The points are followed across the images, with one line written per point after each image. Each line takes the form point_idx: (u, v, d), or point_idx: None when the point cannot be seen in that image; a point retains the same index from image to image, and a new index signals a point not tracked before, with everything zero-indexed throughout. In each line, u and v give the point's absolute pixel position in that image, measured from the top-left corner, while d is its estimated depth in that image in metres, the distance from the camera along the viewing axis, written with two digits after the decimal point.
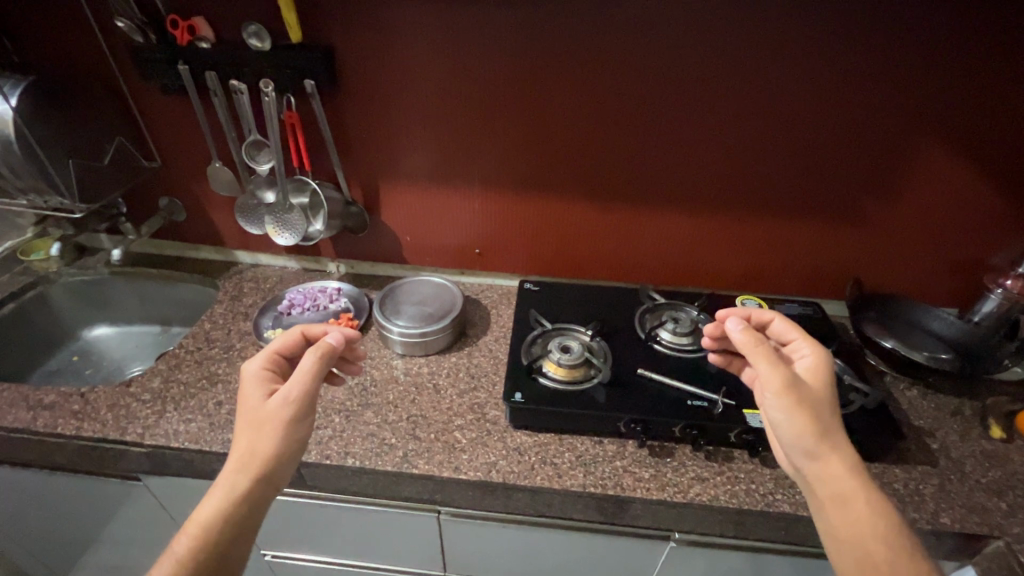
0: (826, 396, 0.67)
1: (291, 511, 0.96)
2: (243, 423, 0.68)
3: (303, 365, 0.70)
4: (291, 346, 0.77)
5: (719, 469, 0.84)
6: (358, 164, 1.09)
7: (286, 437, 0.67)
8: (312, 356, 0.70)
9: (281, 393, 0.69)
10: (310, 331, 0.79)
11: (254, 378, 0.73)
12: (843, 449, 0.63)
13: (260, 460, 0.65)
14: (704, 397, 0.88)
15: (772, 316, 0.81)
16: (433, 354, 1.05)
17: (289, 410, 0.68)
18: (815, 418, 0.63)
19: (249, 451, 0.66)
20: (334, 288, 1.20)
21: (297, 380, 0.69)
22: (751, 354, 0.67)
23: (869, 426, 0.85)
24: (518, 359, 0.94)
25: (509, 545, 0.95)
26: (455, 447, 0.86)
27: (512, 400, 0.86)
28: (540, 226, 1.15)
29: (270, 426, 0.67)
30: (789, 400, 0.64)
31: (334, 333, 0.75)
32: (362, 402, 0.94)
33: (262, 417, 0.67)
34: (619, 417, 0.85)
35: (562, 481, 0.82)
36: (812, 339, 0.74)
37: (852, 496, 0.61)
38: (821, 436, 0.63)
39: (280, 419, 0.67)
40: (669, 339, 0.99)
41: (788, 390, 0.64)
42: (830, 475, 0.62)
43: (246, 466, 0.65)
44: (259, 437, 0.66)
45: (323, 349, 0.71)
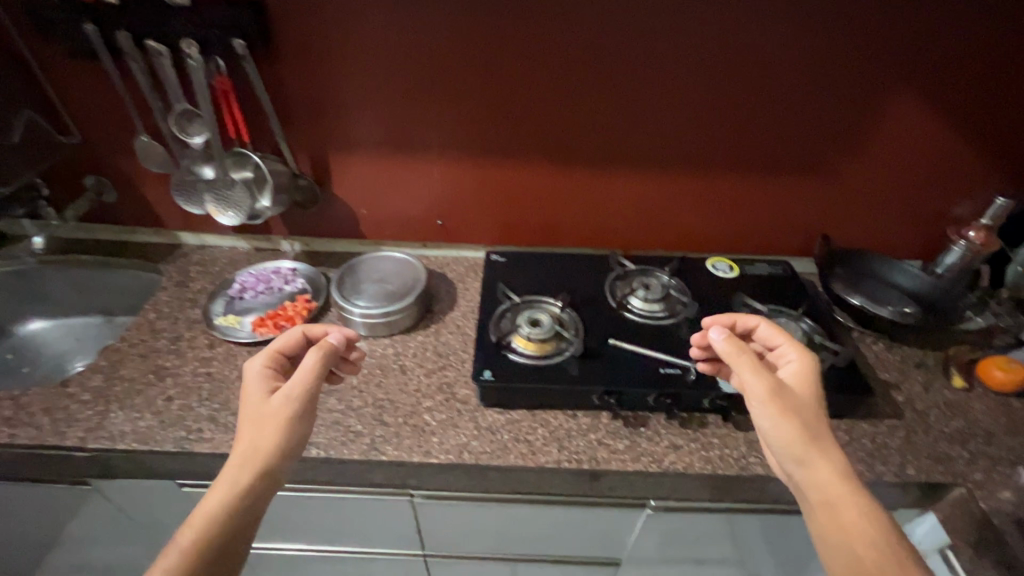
0: (812, 402, 0.66)
1: None
2: (244, 420, 0.64)
3: (302, 367, 0.67)
4: (293, 346, 0.73)
5: (694, 435, 0.84)
6: (304, 134, 1.00)
7: (288, 433, 0.63)
8: (313, 354, 0.67)
9: (283, 391, 0.65)
10: (312, 332, 0.75)
11: (256, 380, 0.68)
12: (834, 454, 0.61)
13: (263, 455, 0.61)
14: (676, 364, 0.86)
15: (759, 321, 0.79)
16: (399, 333, 1.00)
17: (292, 406, 0.64)
18: (803, 424, 0.62)
19: (252, 447, 0.61)
20: (289, 268, 1.12)
21: (298, 377, 0.66)
22: (736, 362, 0.67)
23: (840, 384, 0.85)
24: (486, 336, 0.90)
25: (486, 521, 0.94)
26: (426, 430, 0.83)
27: (482, 378, 0.83)
28: (506, 194, 1.09)
29: (272, 422, 0.63)
30: (775, 408, 0.63)
31: (334, 332, 0.74)
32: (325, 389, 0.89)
33: (263, 413, 0.64)
34: (592, 390, 0.83)
35: (536, 458, 0.80)
36: (798, 345, 0.73)
37: (841, 500, 0.59)
38: (808, 441, 0.62)
39: (283, 414, 0.63)
40: (641, 307, 0.96)
41: (774, 397, 0.64)
42: (821, 481, 0.60)
43: (249, 460, 0.60)
44: (261, 432, 0.62)
45: (325, 349, 0.68)
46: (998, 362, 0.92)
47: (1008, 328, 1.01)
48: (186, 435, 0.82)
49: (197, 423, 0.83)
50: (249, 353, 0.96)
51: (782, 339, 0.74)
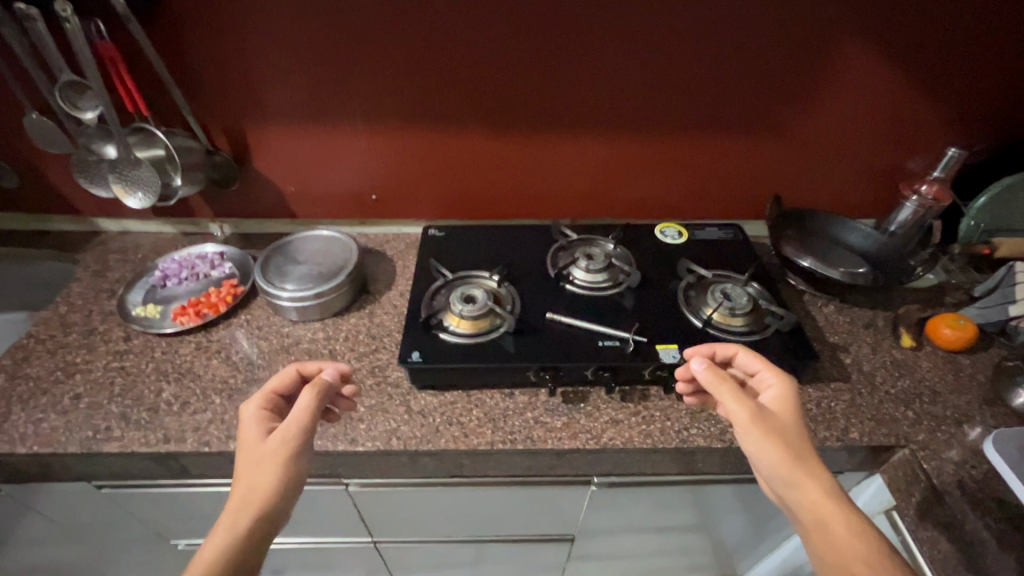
0: (796, 427, 0.63)
1: (184, 500, 0.87)
2: (241, 463, 0.58)
3: (297, 405, 0.62)
4: (288, 384, 0.68)
5: (635, 409, 0.80)
6: (213, 105, 0.93)
7: (287, 472, 0.57)
8: (310, 392, 0.62)
9: (279, 430, 0.60)
10: (305, 370, 0.70)
11: (251, 421, 0.63)
12: (823, 476, 0.58)
13: (260, 497, 0.55)
14: (615, 336, 0.82)
15: (737, 350, 0.73)
16: (331, 316, 0.95)
17: (289, 445, 0.59)
18: (787, 445, 0.60)
19: (250, 491, 0.56)
20: (215, 252, 1.05)
21: (295, 416, 0.61)
22: (717, 391, 0.64)
23: (785, 349, 0.81)
24: (416, 316, 0.85)
25: (429, 504, 0.91)
26: (354, 417, 0.79)
27: (408, 361, 0.78)
28: (442, 164, 1.03)
29: (268, 463, 0.57)
30: (759, 431, 0.60)
31: (326, 369, 0.69)
32: (248, 379, 0.84)
33: (260, 454, 0.58)
34: (528, 366, 0.79)
35: (469, 441, 0.76)
36: (778, 370, 0.69)
37: (831, 519, 0.56)
38: (795, 462, 0.59)
39: (281, 454, 0.58)
40: (583, 278, 0.91)
41: (756, 421, 0.61)
42: (813, 504, 0.57)
43: (247, 504, 0.55)
44: (258, 473, 0.56)
45: (320, 387, 0.64)
46: (947, 320, 0.89)
47: (959, 285, 1.00)
48: (94, 434, 0.76)
49: (107, 421, 0.78)
50: (168, 344, 0.90)
51: (762, 366, 0.71)
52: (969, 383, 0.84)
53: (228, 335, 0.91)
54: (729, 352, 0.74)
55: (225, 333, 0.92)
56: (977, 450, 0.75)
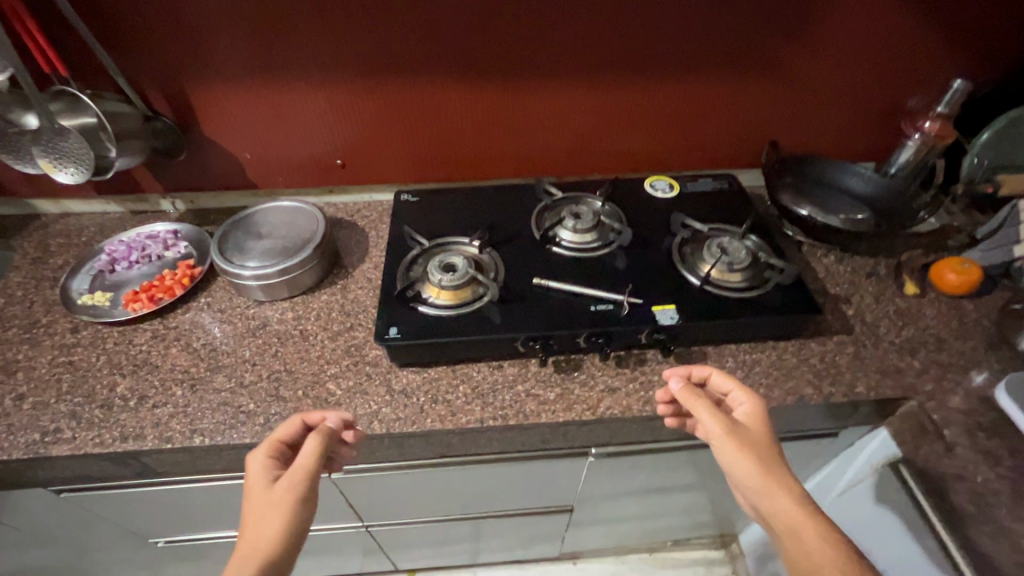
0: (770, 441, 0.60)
1: (155, 499, 0.81)
2: (248, 512, 0.54)
3: (302, 454, 0.57)
4: (296, 431, 0.62)
5: (632, 375, 0.75)
6: (146, 62, 0.82)
7: (295, 523, 0.53)
8: (314, 441, 0.58)
9: (287, 477, 0.56)
10: (312, 419, 0.63)
11: (253, 469, 0.58)
12: (796, 489, 0.56)
13: (265, 548, 0.51)
14: (608, 299, 0.76)
15: (710, 372, 0.68)
16: (300, 294, 0.87)
17: (296, 492, 0.55)
18: (760, 457, 0.58)
19: (256, 543, 0.51)
20: (167, 231, 0.96)
21: (301, 464, 0.56)
22: (692, 406, 0.62)
23: (788, 304, 0.76)
24: (391, 288, 0.77)
25: (420, 485, 0.87)
26: (330, 401, 0.73)
27: (386, 338, 0.71)
28: (410, 122, 0.94)
29: (274, 513, 0.53)
30: (732, 444, 0.59)
31: (332, 419, 0.63)
32: (211, 366, 0.77)
33: (267, 502, 0.54)
34: (515, 336, 0.73)
35: (457, 419, 0.71)
36: (752, 393, 0.65)
37: (800, 526, 0.54)
38: (766, 474, 0.57)
39: (288, 501, 0.54)
40: (570, 240, 0.84)
41: (729, 434, 0.59)
42: (784, 515, 0.55)
43: (252, 557, 0.50)
44: (264, 521, 0.52)
45: (325, 435, 0.59)
46: (953, 264, 0.84)
47: (962, 228, 0.95)
48: (41, 438, 0.69)
49: (56, 422, 0.71)
50: (120, 333, 0.82)
51: (733, 387, 0.66)
52: (975, 328, 0.81)
53: (186, 320, 0.84)
54: (701, 374, 0.69)
55: (184, 318, 0.84)
56: (985, 397, 0.72)
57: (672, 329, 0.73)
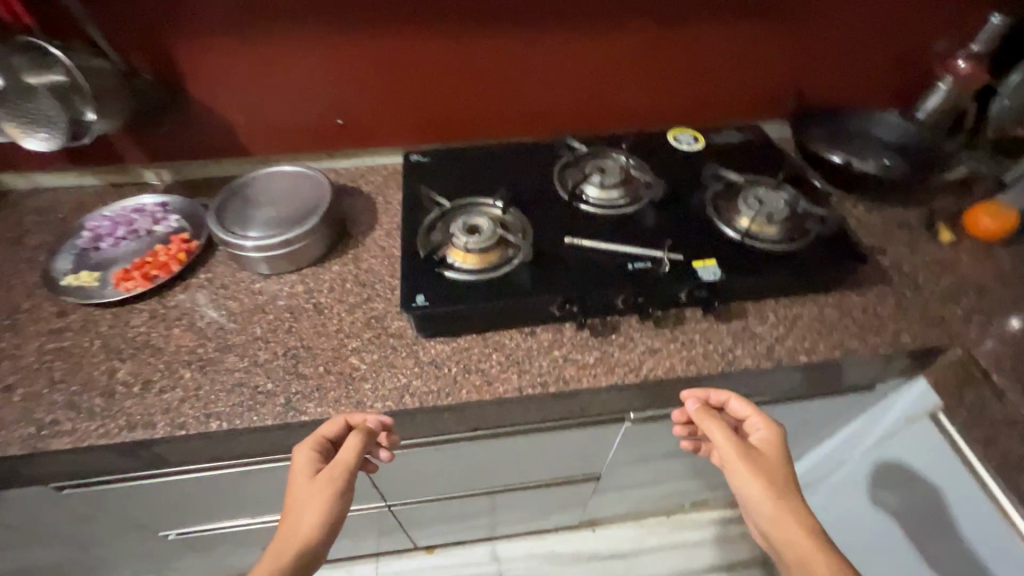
0: (785, 467, 0.60)
1: (166, 490, 0.76)
2: (291, 499, 0.56)
3: (344, 451, 0.57)
4: (339, 429, 0.60)
5: (672, 335, 0.72)
6: (121, 8, 0.74)
7: (329, 519, 0.54)
8: (356, 438, 0.58)
9: (329, 470, 0.57)
10: (354, 419, 0.61)
11: (299, 457, 0.58)
12: (809, 520, 0.55)
13: (299, 542, 0.53)
14: (645, 257, 0.71)
15: (728, 397, 0.66)
16: (309, 266, 0.81)
17: (334, 488, 0.56)
18: (773, 485, 0.57)
19: (291, 534, 0.53)
20: (155, 203, 0.88)
21: (340, 465, 0.57)
22: (706, 426, 0.62)
23: (831, 255, 0.73)
24: (412, 254, 0.72)
25: (447, 460, 0.83)
26: (356, 377, 0.68)
27: (413, 307, 0.66)
28: (416, 75, 0.87)
29: (311, 507, 0.55)
30: (746, 471, 0.58)
31: (371, 421, 0.61)
32: (220, 346, 0.71)
33: (307, 493, 0.55)
34: (550, 300, 0.69)
35: (493, 389, 0.67)
36: (772, 420, 0.63)
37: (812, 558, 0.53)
38: (778, 500, 0.56)
39: (324, 497, 0.55)
40: (597, 197, 0.79)
41: (744, 461, 0.58)
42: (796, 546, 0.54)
43: (287, 546, 0.52)
44: (302, 515, 0.54)
45: (365, 435, 0.59)
46: (987, 209, 0.82)
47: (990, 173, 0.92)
48: (38, 431, 0.63)
49: (52, 413, 0.65)
50: (113, 315, 0.75)
51: (752, 413, 0.64)
52: (1013, 273, 0.79)
53: (186, 298, 0.77)
54: (720, 399, 0.66)
55: (183, 296, 0.77)
56: None
57: (714, 285, 0.70)
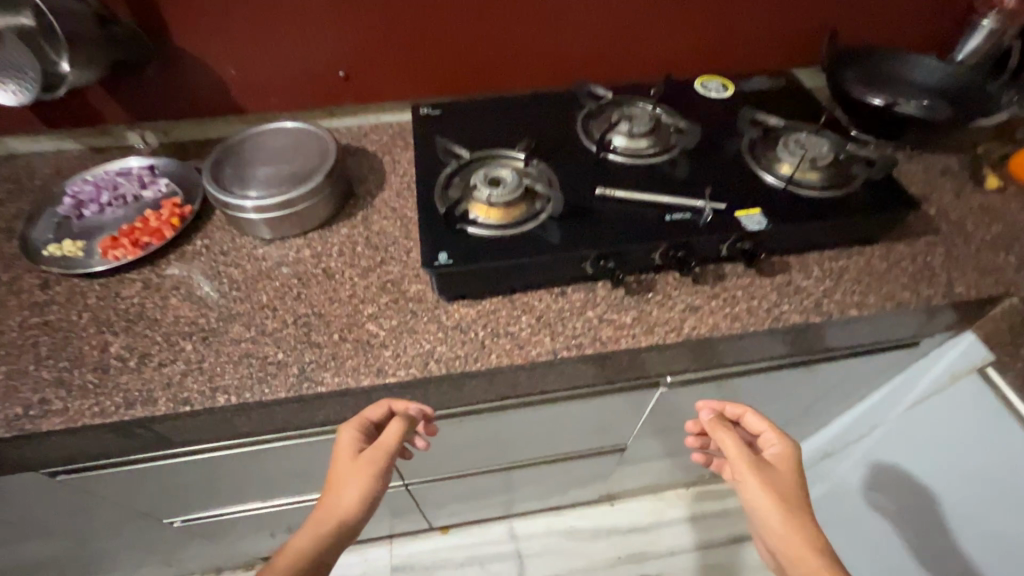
0: (798, 484, 0.57)
1: (171, 473, 0.70)
2: (334, 472, 0.54)
3: (388, 431, 0.56)
4: (384, 414, 0.59)
5: (712, 292, 0.67)
6: None
7: (369, 499, 0.52)
8: (399, 420, 0.57)
9: (372, 447, 0.55)
10: (397, 405, 0.59)
11: (342, 434, 0.57)
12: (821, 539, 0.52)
13: (340, 516, 0.50)
14: (684, 207, 0.66)
15: (743, 411, 0.67)
16: (315, 229, 0.75)
17: (376, 464, 0.54)
18: (780, 497, 0.55)
19: (331, 510, 0.51)
20: (142, 167, 0.81)
21: (383, 443, 0.55)
22: (714, 433, 0.62)
23: (880, 201, 0.68)
24: (430, 210, 0.65)
25: (471, 434, 0.78)
26: (375, 344, 0.62)
27: (435, 265, 0.60)
28: (422, 18, 0.80)
29: (354, 482, 0.52)
30: (755, 479, 0.56)
31: (413, 410, 0.60)
32: (222, 316, 0.65)
33: (350, 468, 0.54)
34: (584, 255, 0.63)
35: (525, 353, 0.62)
36: (785, 435, 0.62)
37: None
38: (788, 512, 0.54)
39: (366, 472, 0.53)
40: (624, 146, 0.73)
41: (755, 469, 0.57)
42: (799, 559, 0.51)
43: (327, 520, 0.50)
44: (342, 490, 0.52)
45: (407, 418, 0.57)
46: None
47: None
48: (25, 412, 0.57)
49: (40, 392, 0.58)
50: (102, 286, 0.68)
51: (766, 427, 0.64)
52: None
53: (183, 266, 0.70)
54: (734, 412, 0.67)
55: (179, 264, 0.70)
56: None
57: (759, 234, 0.64)
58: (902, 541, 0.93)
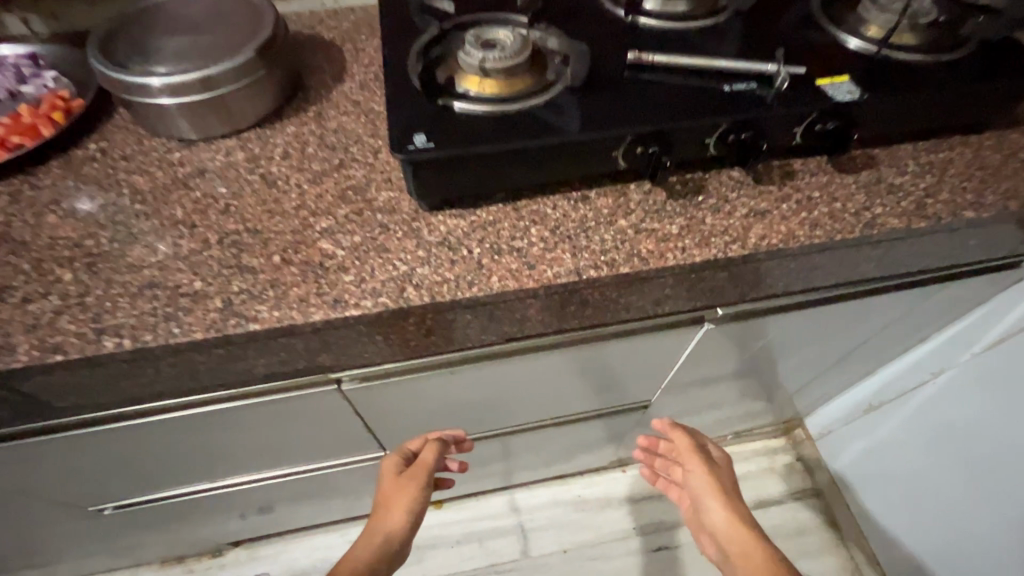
0: (732, 479, 0.65)
1: (87, 445, 0.56)
2: (383, 492, 0.58)
3: (427, 454, 0.61)
4: (422, 443, 0.64)
5: (781, 193, 0.51)
6: None
7: (414, 517, 0.56)
8: (436, 445, 0.62)
9: (415, 469, 0.59)
10: (434, 434, 0.65)
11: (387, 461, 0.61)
12: (752, 522, 0.59)
13: (391, 535, 0.54)
14: (749, 76, 0.49)
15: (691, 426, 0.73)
16: (253, 127, 0.56)
17: (419, 484, 0.58)
18: (718, 485, 0.63)
19: (384, 525, 0.54)
20: (22, 55, 0.61)
21: (423, 465, 0.60)
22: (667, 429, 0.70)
23: (1004, 68, 0.51)
24: (403, 85, 0.48)
25: (464, 393, 0.62)
26: (331, 267, 0.45)
27: (411, 150, 0.43)
28: None
29: (401, 503, 0.56)
30: (700, 466, 0.64)
31: (448, 436, 0.66)
32: (118, 236, 0.47)
33: (399, 488, 0.57)
34: (616, 140, 0.46)
35: (538, 273, 0.45)
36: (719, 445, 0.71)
37: (748, 550, 0.55)
38: (723, 497, 0.62)
39: (413, 492, 0.57)
40: (660, 10, 0.55)
41: (701, 461, 0.65)
42: (735, 540, 0.57)
43: (379, 533, 0.54)
44: (394, 509, 0.56)
45: (443, 444, 0.63)
46: None
47: None
48: None
49: None
50: None
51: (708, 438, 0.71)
52: None
53: (69, 175, 0.52)
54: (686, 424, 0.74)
55: (64, 173, 0.52)
56: None
57: (848, 110, 0.48)
58: (947, 506, 0.82)
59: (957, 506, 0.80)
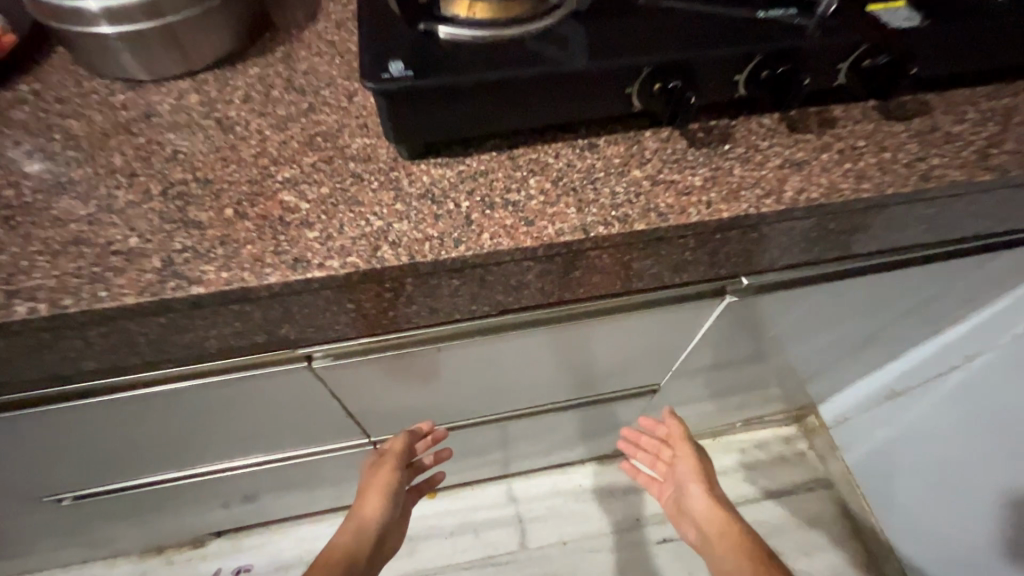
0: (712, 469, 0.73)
1: (30, 428, 0.50)
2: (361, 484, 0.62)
3: (391, 449, 0.62)
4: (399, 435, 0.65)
5: (821, 142, 0.43)
6: None
7: (387, 506, 0.60)
8: (401, 438, 0.62)
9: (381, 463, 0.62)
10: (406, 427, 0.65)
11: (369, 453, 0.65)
12: (727, 506, 0.66)
13: (363, 525, 0.59)
14: (787, 2, 0.41)
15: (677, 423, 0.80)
16: (209, 67, 0.49)
17: (385, 479, 0.61)
18: (703, 472, 0.70)
19: (358, 514, 0.60)
20: None
21: (389, 459, 0.62)
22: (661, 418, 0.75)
23: None
24: (379, 9, 0.40)
25: (454, 374, 0.56)
26: (292, 222, 0.38)
27: (386, 80, 0.36)
28: None
29: (372, 494, 0.61)
30: (690, 453, 0.71)
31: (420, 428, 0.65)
32: (44, 186, 0.40)
33: (371, 482, 0.61)
34: (631, 72, 0.39)
35: (537, 230, 0.38)
36: None
37: (726, 528, 0.63)
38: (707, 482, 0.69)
39: (379, 486, 0.61)
40: None
41: (691, 450, 0.72)
42: (714, 518, 0.65)
43: (354, 521, 0.59)
44: (366, 501, 0.60)
45: (410, 438, 0.63)
46: None
47: None
48: None
49: None
50: None
51: None
52: None
53: None
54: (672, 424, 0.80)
55: None
56: None
57: (904, 41, 0.41)
58: (974, 498, 0.77)
59: (983, 498, 0.76)
